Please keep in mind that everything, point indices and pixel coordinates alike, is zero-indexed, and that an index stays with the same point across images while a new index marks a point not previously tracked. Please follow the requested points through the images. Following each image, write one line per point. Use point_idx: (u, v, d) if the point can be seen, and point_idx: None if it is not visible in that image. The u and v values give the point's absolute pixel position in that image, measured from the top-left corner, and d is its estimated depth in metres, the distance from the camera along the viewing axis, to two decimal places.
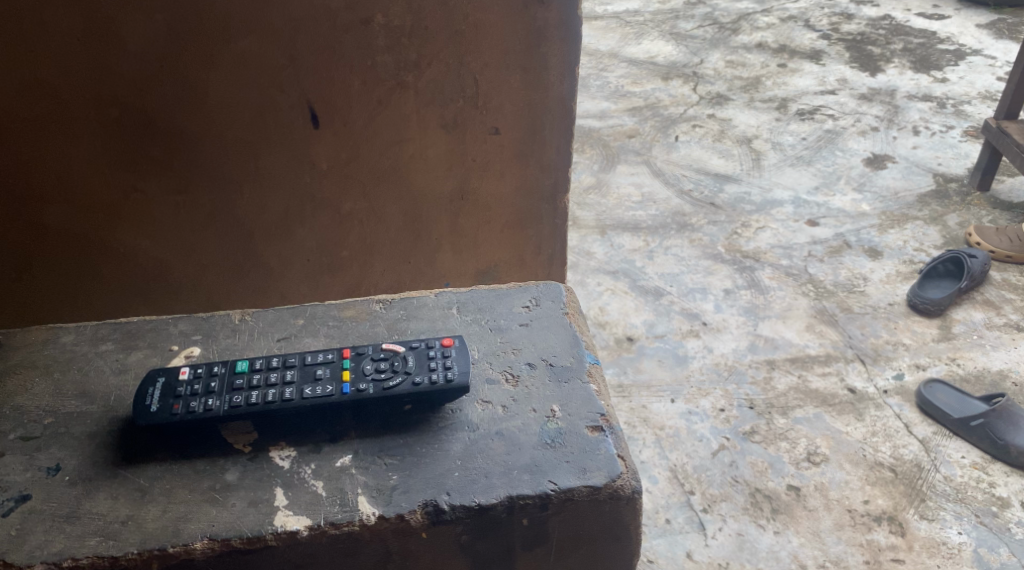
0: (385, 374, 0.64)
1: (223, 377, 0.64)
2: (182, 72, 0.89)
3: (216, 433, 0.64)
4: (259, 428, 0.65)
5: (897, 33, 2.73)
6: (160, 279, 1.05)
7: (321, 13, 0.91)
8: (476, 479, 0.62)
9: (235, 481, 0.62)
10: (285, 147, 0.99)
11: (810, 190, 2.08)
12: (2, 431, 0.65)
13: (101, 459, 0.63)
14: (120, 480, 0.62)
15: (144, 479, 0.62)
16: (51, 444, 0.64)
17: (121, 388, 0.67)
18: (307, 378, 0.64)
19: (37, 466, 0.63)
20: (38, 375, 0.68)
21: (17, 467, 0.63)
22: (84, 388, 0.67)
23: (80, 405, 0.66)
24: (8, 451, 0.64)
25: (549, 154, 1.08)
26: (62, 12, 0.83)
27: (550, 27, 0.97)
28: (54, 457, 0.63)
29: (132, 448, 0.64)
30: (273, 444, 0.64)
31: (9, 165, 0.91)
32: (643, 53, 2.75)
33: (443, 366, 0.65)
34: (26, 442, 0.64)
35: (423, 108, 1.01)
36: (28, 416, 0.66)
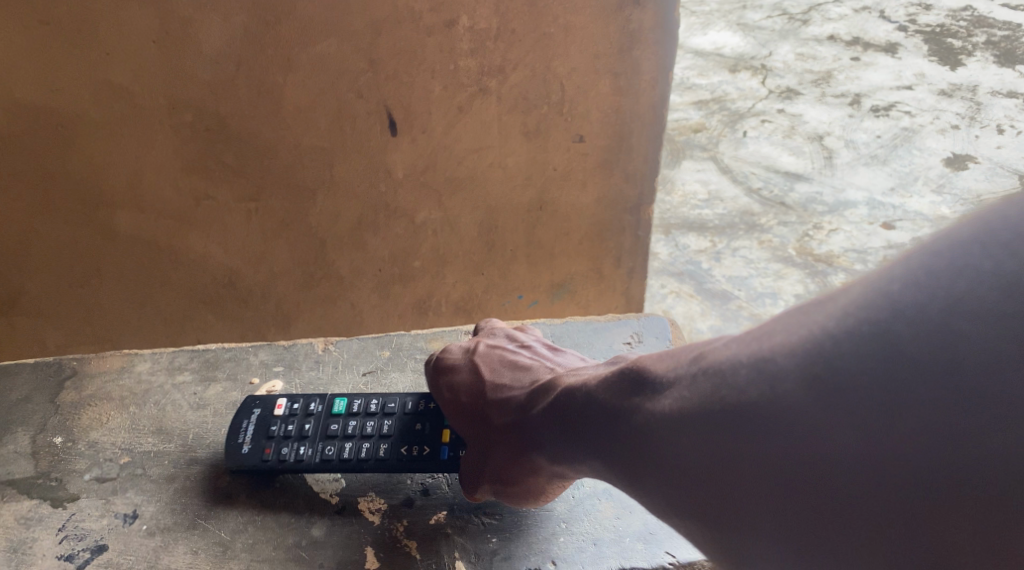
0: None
1: (320, 420, 0.66)
2: (259, 77, 0.85)
3: (304, 483, 0.65)
4: (346, 476, 0.66)
5: (981, 25, 2.56)
6: (229, 288, 1.01)
7: (403, 16, 0.85)
8: (583, 548, 0.62)
9: (322, 537, 0.62)
10: (361, 154, 0.94)
11: (885, 191, 2.03)
12: (79, 471, 0.67)
13: (180, 507, 0.64)
14: (200, 532, 0.63)
15: (226, 533, 0.62)
16: (128, 488, 0.65)
17: (199, 424, 0.70)
18: (405, 433, 0.66)
19: (115, 513, 0.64)
20: (116, 409, 0.71)
21: (94, 513, 0.64)
22: (161, 424, 0.70)
23: (157, 444, 0.68)
24: (84, 494, 0.65)
25: (634, 163, 1.02)
26: (137, 14, 0.79)
27: (644, 29, 0.92)
28: (131, 503, 0.64)
29: (213, 497, 0.64)
30: (361, 496, 0.65)
31: (80, 170, 0.87)
32: (710, 44, 2.65)
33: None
34: (103, 484, 0.66)
35: (505, 116, 0.95)
36: (104, 456, 0.67)
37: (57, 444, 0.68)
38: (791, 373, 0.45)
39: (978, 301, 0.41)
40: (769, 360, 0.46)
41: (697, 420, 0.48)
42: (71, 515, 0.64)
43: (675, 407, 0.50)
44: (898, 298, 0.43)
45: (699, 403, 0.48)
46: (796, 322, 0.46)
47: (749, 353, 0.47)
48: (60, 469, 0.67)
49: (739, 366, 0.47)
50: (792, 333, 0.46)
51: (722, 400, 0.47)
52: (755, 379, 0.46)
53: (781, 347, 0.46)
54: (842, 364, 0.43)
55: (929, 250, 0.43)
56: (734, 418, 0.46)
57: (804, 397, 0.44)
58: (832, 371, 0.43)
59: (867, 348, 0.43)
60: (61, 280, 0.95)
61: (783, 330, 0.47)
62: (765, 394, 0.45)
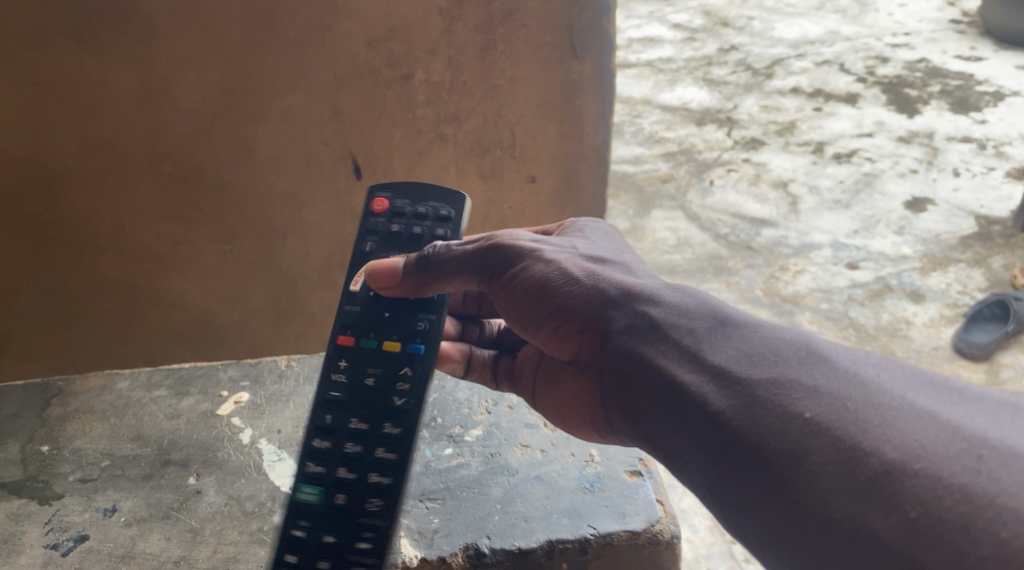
0: (392, 318, 0.71)
1: (330, 509, 0.66)
2: (231, 129, 0.93)
3: (267, 480, 0.75)
4: None
5: (934, 76, 2.70)
6: (206, 327, 1.07)
7: (365, 70, 0.92)
8: (515, 523, 0.68)
9: (281, 523, 0.71)
10: (328, 198, 1.01)
11: (849, 233, 2.05)
12: (64, 473, 0.76)
13: (156, 501, 0.73)
14: (173, 522, 0.72)
15: (196, 522, 0.72)
16: (108, 486, 0.74)
17: (173, 432, 0.79)
18: (364, 413, 0.68)
19: (96, 507, 0.73)
20: (98, 421, 0.80)
21: (77, 508, 0.73)
22: (139, 432, 0.79)
23: (135, 448, 0.77)
24: (69, 492, 0.74)
25: (583, 200, 1.08)
26: (120, 75, 0.87)
27: (584, 79, 1.00)
28: (110, 499, 0.73)
29: (185, 492, 0.74)
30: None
31: (67, 217, 0.95)
32: (676, 99, 2.71)
33: (405, 221, 0.74)
34: (85, 484, 0.75)
35: (463, 159, 1.01)
36: (87, 460, 0.77)
37: (42, 452, 0.77)
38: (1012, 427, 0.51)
39: None
40: (935, 413, 0.52)
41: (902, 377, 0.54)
42: (57, 511, 0.73)
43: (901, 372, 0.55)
44: None
45: (840, 385, 0.54)
46: (986, 413, 0.52)
47: (922, 393, 0.53)
48: (47, 472, 0.76)
49: (903, 396, 0.53)
50: (976, 411, 0.52)
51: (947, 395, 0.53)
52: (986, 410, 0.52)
53: (949, 417, 0.51)
54: (966, 456, 0.49)
55: None
56: (940, 396, 0.53)
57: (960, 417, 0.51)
58: (952, 452, 0.50)
59: (994, 462, 0.49)
60: (47, 322, 1.02)
61: (969, 409, 0.52)
62: (894, 414, 0.52)
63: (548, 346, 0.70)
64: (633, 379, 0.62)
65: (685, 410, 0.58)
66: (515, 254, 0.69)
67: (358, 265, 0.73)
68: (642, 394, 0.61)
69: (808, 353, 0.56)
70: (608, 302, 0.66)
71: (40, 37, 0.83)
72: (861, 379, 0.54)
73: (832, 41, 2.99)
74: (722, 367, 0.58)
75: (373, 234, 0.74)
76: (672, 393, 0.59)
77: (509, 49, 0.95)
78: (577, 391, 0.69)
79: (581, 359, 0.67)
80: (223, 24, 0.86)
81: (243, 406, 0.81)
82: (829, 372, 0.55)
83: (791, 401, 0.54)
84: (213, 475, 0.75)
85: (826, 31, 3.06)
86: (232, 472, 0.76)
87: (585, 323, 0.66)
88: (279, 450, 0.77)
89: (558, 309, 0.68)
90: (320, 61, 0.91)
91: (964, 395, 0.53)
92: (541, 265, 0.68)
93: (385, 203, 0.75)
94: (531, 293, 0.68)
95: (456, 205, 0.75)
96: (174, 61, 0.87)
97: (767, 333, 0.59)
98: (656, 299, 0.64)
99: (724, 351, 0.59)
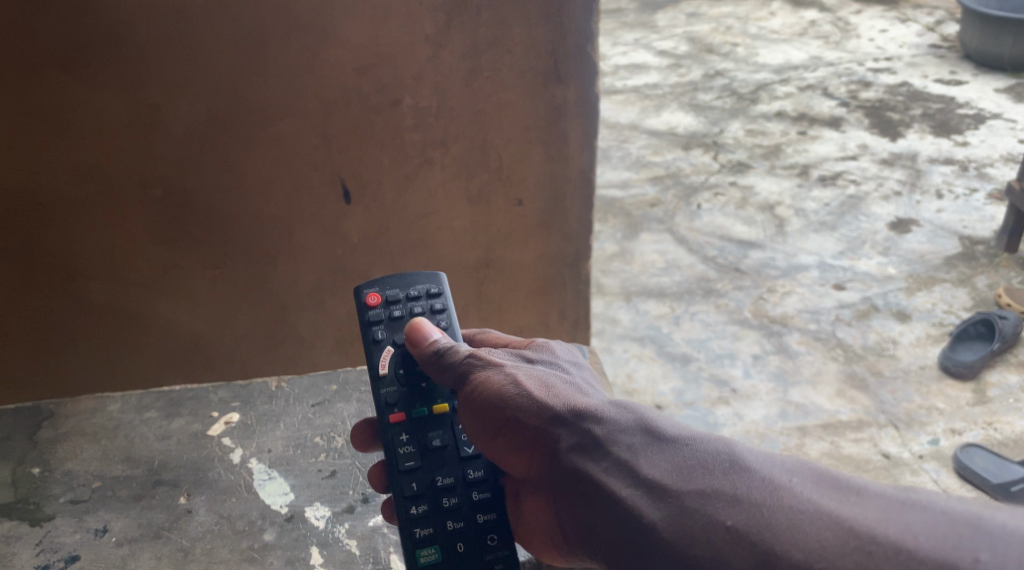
0: (434, 386, 0.72)
1: (454, 559, 0.67)
2: (221, 153, 0.94)
3: (258, 499, 0.83)
4: (294, 491, 0.83)
5: (916, 99, 2.74)
6: (196, 351, 1.07)
7: (352, 95, 0.93)
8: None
9: (272, 541, 0.79)
10: (317, 222, 1.01)
11: (835, 254, 2.07)
12: (57, 495, 0.85)
13: (143, 520, 0.82)
14: (162, 541, 0.79)
15: (186, 540, 0.80)
16: (99, 507, 0.83)
17: (162, 452, 0.89)
18: (446, 469, 0.70)
19: (87, 528, 0.81)
20: (89, 443, 0.90)
21: (68, 528, 0.81)
22: (129, 454, 0.89)
23: (126, 469, 0.87)
24: (61, 513, 0.83)
25: (570, 221, 1.06)
26: (111, 101, 0.88)
27: (569, 104, 0.98)
28: (101, 520, 0.82)
29: (173, 509, 0.83)
30: (307, 506, 0.82)
31: (58, 242, 0.95)
32: (662, 124, 2.74)
33: (404, 305, 0.74)
34: (76, 505, 0.83)
35: (450, 183, 1.01)
36: (79, 482, 0.86)
37: (35, 474, 0.87)
38: (907, 515, 0.55)
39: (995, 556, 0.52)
40: (834, 512, 0.56)
41: (800, 476, 0.59)
42: (48, 532, 0.81)
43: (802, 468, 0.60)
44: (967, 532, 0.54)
45: (757, 493, 0.58)
46: (879, 507, 0.56)
47: (822, 493, 0.58)
48: (38, 494, 0.85)
49: (811, 499, 0.57)
50: (867, 510, 0.56)
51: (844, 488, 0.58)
52: (882, 500, 0.57)
53: (843, 513, 0.56)
54: (859, 553, 0.54)
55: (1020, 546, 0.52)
56: (839, 491, 0.58)
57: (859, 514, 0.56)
58: (846, 550, 0.54)
59: (883, 556, 0.53)
60: (36, 349, 1.02)
61: (863, 506, 0.56)
62: (800, 518, 0.56)
63: (502, 460, 0.69)
64: (580, 493, 0.64)
65: (622, 519, 0.61)
66: (475, 369, 0.68)
67: (375, 354, 0.72)
68: (587, 506, 0.64)
69: (732, 462, 0.60)
70: (558, 420, 0.65)
71: (31, 63, 0.85)
72: (774, 485, 0.58)
73: (815, 66, 3.03)
74: (655, 479, 0.61)
75: (378, 323, 0.73)
76: (610, 503, 0.62)
77: (494, 75, 0.95)
78: (535, 506, 0.70)
79: (533, 474, 0.68)
80: (212, 50, 0.88)
81: (232, 426, 0.91)
82: (749, 481, 0.59)
83: (714, 510, 0.58)
84: (203, 495, 0.84)
85: (809, 57, 3.10)
86: (222, 491, 0.84)
87: (534, 441, 0.66)
88: (269, 470, 0.86)
89: (511, 426, 0.67)
90: (308, 87, 0.92)
91: (858, 490, 0.58)
92: (498, 381, 0.67)
93: (377, 295, 0.74)
94: (490, 410, 0.67)
95: (440, 282, 0.76)
96: (163, 87, 0.89)
97: (695, 443, 0.62)
98: (601, 416, 0.65)
99: (656, 462, 0.62)
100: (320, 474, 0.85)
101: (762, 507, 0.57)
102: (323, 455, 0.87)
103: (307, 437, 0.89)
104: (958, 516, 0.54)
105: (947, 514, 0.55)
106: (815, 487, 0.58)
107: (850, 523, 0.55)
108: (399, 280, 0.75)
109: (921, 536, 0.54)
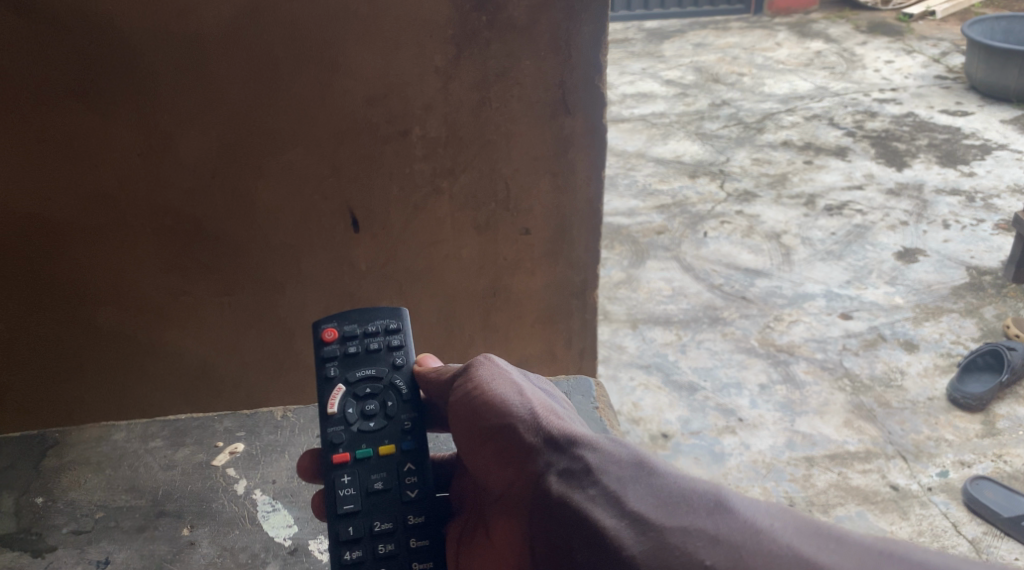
0: (380, 427, 0.75)
1: None
2: (232, 181, 0.94)
3: (262, 531, 0.90)
4: (298, 523, 0.90)
5: (922, 129, 2.75)
6: (203, 378, 1.05)
7: (362, 126, 0.93)
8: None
9: None
10: (326, 250, 1.00)
11: (842, 283, 2.06)
12: (61, 525, 0.91)
13: (146, 552, 0.88)
14: None
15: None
16: (102, 538, 0.90)
17: (165, 482, 0.96)
18: (385, 514, 0.72)
19: (89, 559, 0.88)
20: (92, 473, 0.98)
21: (72, 559, 0.88)
22: (133, 484, 0.96)
23: (129, 500, 0.94)
24: (64, 543, 0.89)
25: (577, 251, 1.06)
26: (125, 130, 0.89)
27: (576, 135, 0.98)
28: (103, 552, 0.88)
29: (174, 538, 0.90)
30: (311, 539, 0.88)
31: (68, 271, 0.95)
32: (669, 153, 2.74)
33: (360, 342, 0.79)
34: (79, 536, 0.90)
35: (457, 213, 1.01)
36: (81, 513, 0.93)
37: (38, 504, 0.94)
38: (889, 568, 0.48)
39: None
40: (811, 560, 0.50)
41: (787, 523, 0.53)
42: (51, 563, 0.87)
43: (789, 514, 0.53)
44: None
45: (736, 535, 0.52)
46: (859, 557, 0.49)
47: (803, 540, 0.51)
48: (40, 525, 0.91)
49: (790, 544, 0.51)
50: (844, 558, 0.49)
51: (829, 535, 0.51)
52: (867, 550, 0.49)
53: (822, 561, 0.49)
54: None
55: None
56: (822, 539, 0.51)
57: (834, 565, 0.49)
58: None
59: None
60: (46, 378, 1.01)
61: (844, 553, 0.49)
62: (778, 564, 0.50)
63: (486, 473, 0.67)
64: (556, 518, 0.60)
65: (598, 552, 0.56)
66: (481, 372, 0.70)
67: (327, 391, 0.77)
68: (561, 532, 0.60)
69: (718, 503, 0.55)
70: (549, 442, 0.63)
71: (46, 92, 0.85)
72: (755, 529, 0.52)
73: (821, 96, 3.04)
74: (639, 512, 0.56)
75: (332, 359, 0.78)
76: (589, 534, 0.57)
77: (503, 106, 0.95)
78: (506, 531, 0.66)
79: (511, 492, 0.65)
80: (224, 79, 0.88)
81: (238, 455, 0.99)
82: (731, 521, 0.53)
83: (690, 550, 0.53)
84: (206, 527, 0.91)
85: (815, 87, 3.12)
86: (225, 523, 0.91)
87: (522, 455, 0.64)
88: (274, 501, 0.93)
89: (502, 434, 0.66)
90: (318, 117, 0.92)
91: (847, 539, 0.50)
92: (503, 389, 0.68)
93: (334, 330, 0.79)
94: (489, 413, 0.67)
95: (400, 318, 0.81)
96: (176, 117, 0.89)
97: (682, 478, 0.57)
98: (595, 445, 0.61)
99: (642, 495, 0.57)
100: None
101: (736, 553, 0.52)
102: None
103: None
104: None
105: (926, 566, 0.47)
106: (798, 533, 0.52)
107: None
108: (357, 315, 0.80)
109: None
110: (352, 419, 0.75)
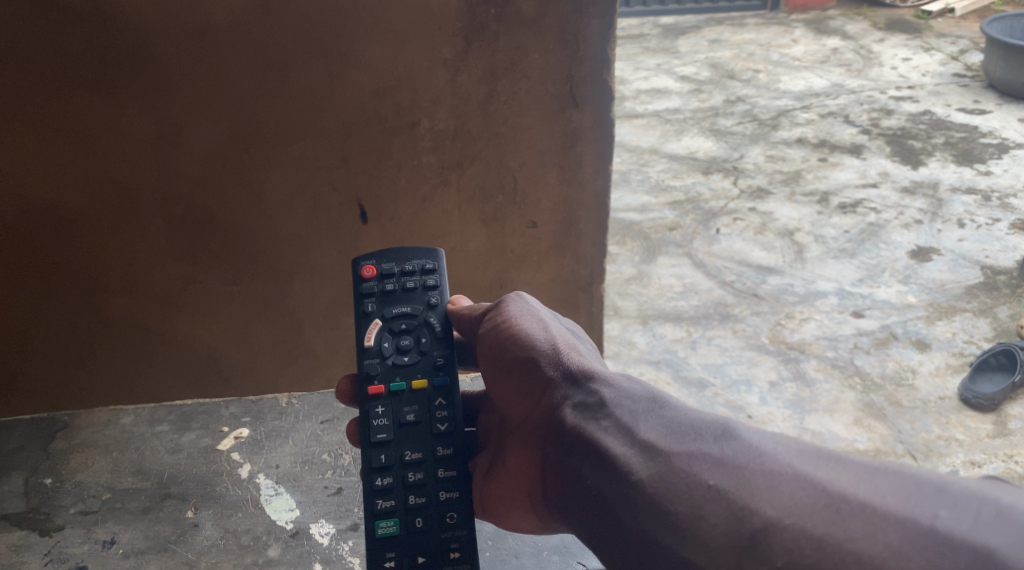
0: (414, 362, 0.77)
1: (412, 534, 0.72)
2: (242, 172, 0.95)
3: (264, 514, 0.91)
4: (300, 507, 0.91)
5: (938, 127, 2.74)
6: (213, 365, 1.06)
7: (371, 117, 0.94)
8: (507, 559, 0.84)
9: (277, 556, 0.86)
10: (334, 242, 1.01)
11: (854, 282, 2.06)
12: (68, 506, 0.93)
13: (147, 535, 0.89)
14: (170, 554, 0.87)
15: (192, 554, 0.87)
16: (108, 519, 0.91)
17: (169, 466, 0.98)
18: (416, 445, 0.75)
19: (95, 540, 0.89)
20: (100, 455, 0.99)
21: (78, 541, 0.89)
22: (138, 466, 0.98)
23: (135, 482, 0.96)
24: (72, 523, 0.91)
25: (584, 246, 1.06)
26: (136, 119, 0.90)
27: (583, 128, 0.99)
28: (109, 533, 0.90)
29: (177, 519, 0.91)
30: (312, 523, 0.89)
31: (78, 258, 0.96)
32: (682, 149, 2.73)
33: (397, 280, 0.81)
34: (85, 516, 0.92)
35: (465, 204, 1.01)
36: (88, 494, 0.94)
37: (47, 485, 0.96)
38: (876, 477, 0.55)
39: (961, 515, 0.51)
40: (811, 476, 0.56)
41: (786, 444, 0.59)
42: (55, 543, 0.89)
43: (780, 437, 0.60)
44: (938, 493, 0.53)
45: (743, 456, 0.58)
46: (854, 471, 0.55)
47: (802, 460, 0.57)
48: (47, 505, 0.93)
49: (791, 463, 0.57)
50: (841, 473, 0.56)
51: (821, 452, 0.58)
52: (857, 465, 0.56)
53: (819, 477, 0.55)
54: (827, 511, 0.54)
55: (997, 507, 0.51)
56: (818, 456, 0.57)
57: (828, 480, 0.55)
58: (816, 509, 0.54)
59: (851, 514, 0.53)
60: (56, 362, 1.02)
61: (840, 470, 0.56)
62: (779, 480, 0.56)
63: (506, 404, 0.74)
64: (570, 445, 0.66)
65: (607, 474, 0.62)
66: (511, 309, 0.76)
67: (364, 325, 0.79)
68: (573, 459, 0.66)
69: (725, 430, 0.61)
70: (567, 377, 0.70)
71: (60, 81, 0.87)
72: (760, 452, 0.58)
73: (836, 93, 3.02)
74: (649, 441, 0.62)
75: (370, 296, 0.80)
76: (599, 459, 0.63)
77: (511, 99, 0.96)
78: (523, 460, 0.72)
79: (531, 421, 0.72)
80: (234, 71, 0.89)
81: (242, 440, 1.01)
82: (737, 445, 0.59)
83: (699, 470, 0.59)
84: (209, 510, 0.92)
85: (831, 84, 3.10)
86: (229, 506, 0.92)
87: (544, 389, 0.71)
88: (276, 486, 0.94)
89: (524, 367, 0.73)
90: (329, 110, 0.93)
91: (838, 458, 0.57)
92: (529, 325, 0.74)
93: (372, 268, 0.81)
94: (512, 346, 0.73)
95: (436, 258, 0.82)
96: (188, 108, 0.90)
97: (690, 411, 0.63)
98: (610, 381, 0.68)
99: (653, 426, 0.63)
100: (325, 492, 0.93)
101: (738, 469, 0.58)
102: (329, 472, 0.96)
103: (315, 454, 0.98)
104: (925, 476, 0.54)
105: (915, 475, 0.54)
106: (793, 451, 0.58)
107: (817, 490, 0.55)
108: (395, 254, 0.81)
109: (890, 497, 0.53)
110: (388, 353, 0.77)
